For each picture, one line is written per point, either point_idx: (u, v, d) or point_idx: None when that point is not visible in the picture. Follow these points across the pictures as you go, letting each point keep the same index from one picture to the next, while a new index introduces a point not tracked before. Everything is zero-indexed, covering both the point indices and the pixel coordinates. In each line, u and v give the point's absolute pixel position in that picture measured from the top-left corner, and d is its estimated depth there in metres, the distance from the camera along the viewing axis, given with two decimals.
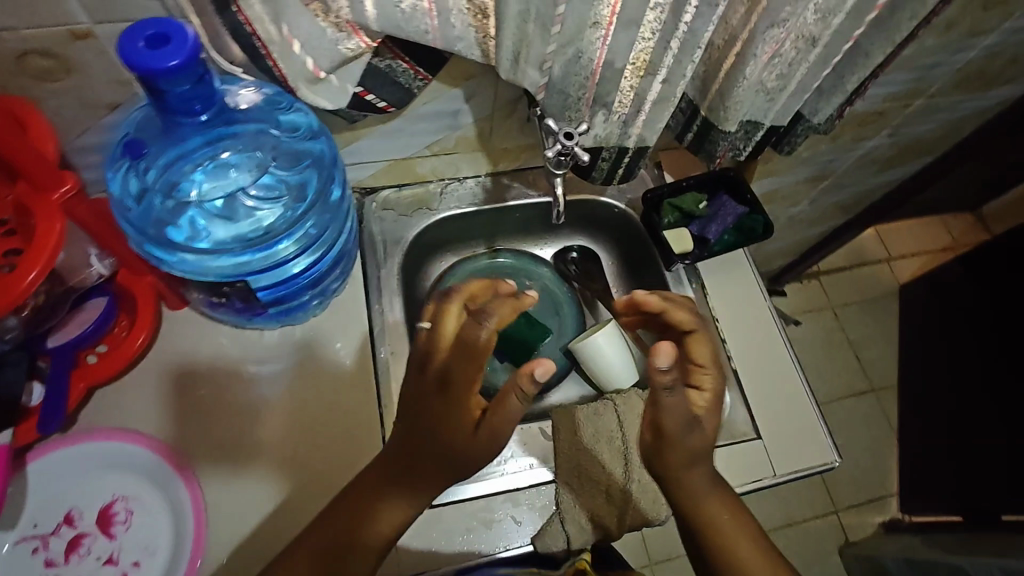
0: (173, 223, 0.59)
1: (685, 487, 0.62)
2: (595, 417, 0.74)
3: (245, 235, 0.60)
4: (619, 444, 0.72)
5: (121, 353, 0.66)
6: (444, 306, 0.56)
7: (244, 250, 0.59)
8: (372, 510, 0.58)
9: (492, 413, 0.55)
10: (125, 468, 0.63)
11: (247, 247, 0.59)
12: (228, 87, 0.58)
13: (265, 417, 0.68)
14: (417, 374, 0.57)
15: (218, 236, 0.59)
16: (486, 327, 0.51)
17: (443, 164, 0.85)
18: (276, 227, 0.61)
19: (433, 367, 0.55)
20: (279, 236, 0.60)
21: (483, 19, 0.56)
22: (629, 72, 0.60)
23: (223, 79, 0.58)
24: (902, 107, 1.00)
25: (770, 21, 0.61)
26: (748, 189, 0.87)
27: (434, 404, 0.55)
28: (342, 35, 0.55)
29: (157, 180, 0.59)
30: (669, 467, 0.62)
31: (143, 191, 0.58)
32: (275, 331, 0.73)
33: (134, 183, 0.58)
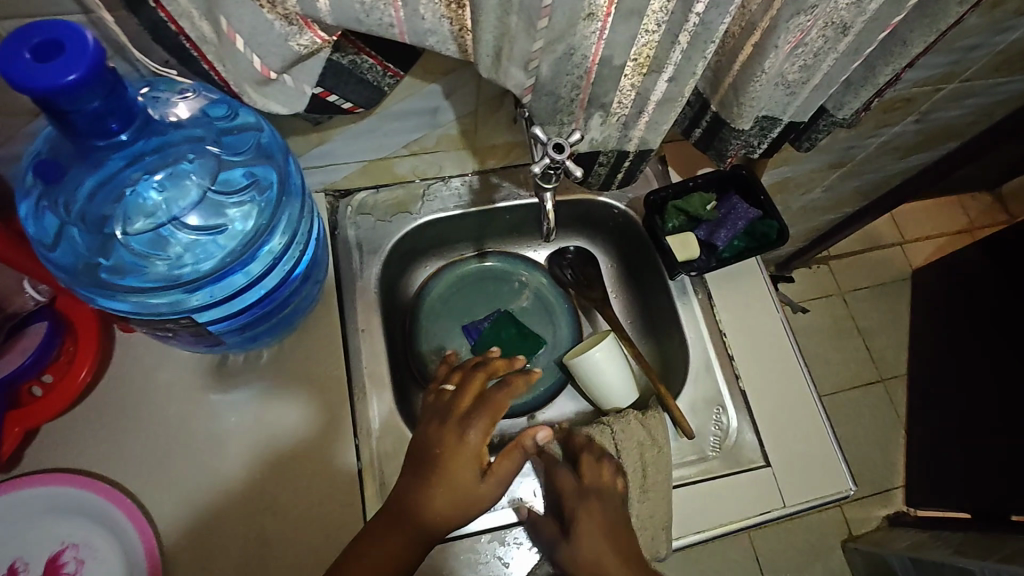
0: (104, 260, 0.51)
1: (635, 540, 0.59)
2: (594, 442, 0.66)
3: (193, 268, 0.53)
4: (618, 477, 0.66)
5: (62, 393, 0.60)
6: (471, 374, 0.60)
7: (215, 278, 0.53)
8: (378, 555, 0.52)
9: (496, 462, 0.56)
10: (73, 512, 0.58)
11: (233, 265, 0.53)
12: (157, 100, 0.51)
13: (230, 452, 0.63)
14: (428, 426, 0.56)
15: (173, 269, 0.52)
16: (501, 392, 0.57)
17: (424, 164, 0.77)
18: (254, 233, 0.54)
19: (452, 418, 0.56)
20: (257, 246, 0.54)
21: (458, 9, 0.47)
22: (629, 70, 0.52)
23: (148, 93, 0.51)
24: (932, 92, 0.90)
25: (796, 8, 0.52)
26: (762, 189, 0.79)
27: (439, 452, 0.54)
28: (292, 30, 0.46)
29: (79, 215, 0.50)
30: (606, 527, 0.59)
31: (61, 228, 0.50)
32: (239, 356, 0.67)
33: (50, 219, 0.50)
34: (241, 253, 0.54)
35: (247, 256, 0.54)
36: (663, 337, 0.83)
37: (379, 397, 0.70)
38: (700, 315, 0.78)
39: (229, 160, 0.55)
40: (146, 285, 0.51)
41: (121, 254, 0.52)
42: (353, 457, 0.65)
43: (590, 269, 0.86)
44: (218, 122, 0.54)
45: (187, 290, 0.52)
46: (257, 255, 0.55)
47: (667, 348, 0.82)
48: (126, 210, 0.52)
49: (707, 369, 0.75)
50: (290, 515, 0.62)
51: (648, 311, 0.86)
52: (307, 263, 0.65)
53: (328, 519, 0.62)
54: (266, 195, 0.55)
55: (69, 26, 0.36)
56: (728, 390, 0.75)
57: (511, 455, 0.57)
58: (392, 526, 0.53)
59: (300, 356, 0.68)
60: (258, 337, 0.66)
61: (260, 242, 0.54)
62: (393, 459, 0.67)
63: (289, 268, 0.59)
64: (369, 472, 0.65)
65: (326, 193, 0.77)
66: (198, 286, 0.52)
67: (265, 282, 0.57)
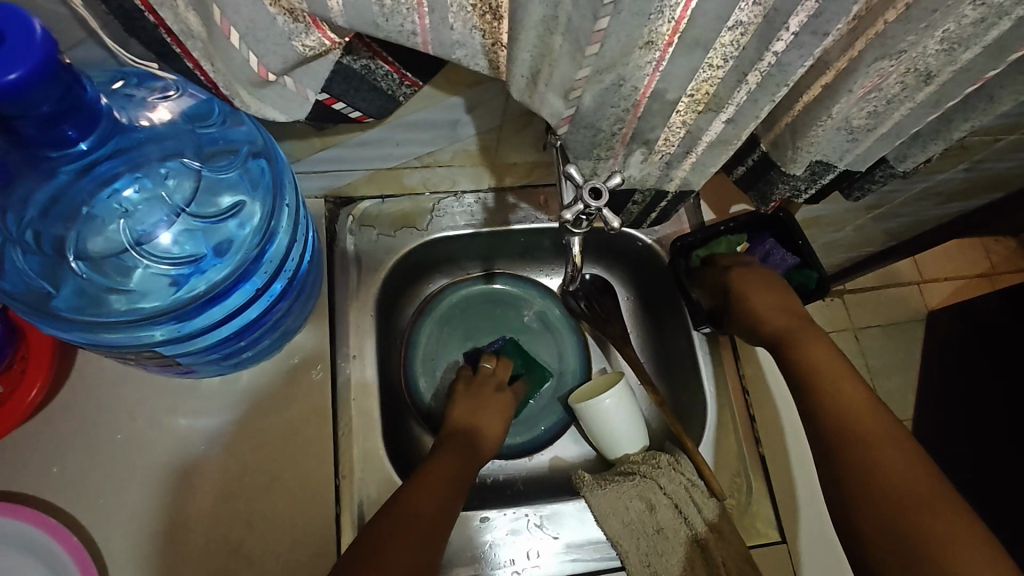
0: (66, 284, 0.45)
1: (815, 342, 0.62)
2: (638, 494, 0.64)
3: (169, 296, 0.47)
4: (672, 517, 0.63)
5: (8, 413, 0.53)
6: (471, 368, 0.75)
7: (220, 295, 0.48)
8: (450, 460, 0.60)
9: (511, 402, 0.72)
10: (13, 542, 0.52)
11: (237, 277, 0.48)
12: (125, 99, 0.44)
13: (196, 485, 0.57)
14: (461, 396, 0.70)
15: (165, 290, 0.47)
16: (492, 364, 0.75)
17: (436, 177, 0.70)
18: (256, 236, 0.49)
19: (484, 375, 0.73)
20: (259, 252, 0.49)
21: (494, 21, 0.40)
22: (684, 105, 0.46)
23: (114, 91, 0.43)
24: (991, 142, 0.83)
25: (883, 51, 0.44)
26: (803, 236, 0.70)
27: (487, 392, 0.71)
28: (298, 28, 0.38)
29: (38, 231, 0.44)
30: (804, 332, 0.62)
31: (5, 245, 0.44)
32: (214, 377, 0.60)
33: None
34: (244, 262, 0.48)
35: (250, 266, 0.48)
36: (680, 386, 0.76)
37: (364, 434, 0.63)
38: (724, 369, 0.72)
39: (212, 171, 0.48)
40: (132, 310, 0.46)
41: (81, 277, 0.46)
42: (331, 500, 0.59)
43: (608, 301, 0.78)
44: (201, 130, 0.48)
45: (159, 322, 0.46)
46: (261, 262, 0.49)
47: (681, 399, 0.76)
48: (86, 228, 0.45)
49: (725, 427, 0.70)
50: (257, 560, 0.56)
51: (667, 354, 0.79)
52: (303, 274, 0.59)
53: (297, 566, 0.57)
54: (256, 210, 0.49)
55: (13, 11, 0.29)
56: (746, 455, 0.68)
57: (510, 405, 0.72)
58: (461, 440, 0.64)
59: (282, 383, 0.61)
60: (239, 362, 0.60)
61: (264, 247, 0.49)
62: (376, 503, 0.61)
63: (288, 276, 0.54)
64: (347, 518, 0.59)
65: (326, 198, 0.69)
66: (199, 306, 0.47)
67: (268, 291, 0.52)
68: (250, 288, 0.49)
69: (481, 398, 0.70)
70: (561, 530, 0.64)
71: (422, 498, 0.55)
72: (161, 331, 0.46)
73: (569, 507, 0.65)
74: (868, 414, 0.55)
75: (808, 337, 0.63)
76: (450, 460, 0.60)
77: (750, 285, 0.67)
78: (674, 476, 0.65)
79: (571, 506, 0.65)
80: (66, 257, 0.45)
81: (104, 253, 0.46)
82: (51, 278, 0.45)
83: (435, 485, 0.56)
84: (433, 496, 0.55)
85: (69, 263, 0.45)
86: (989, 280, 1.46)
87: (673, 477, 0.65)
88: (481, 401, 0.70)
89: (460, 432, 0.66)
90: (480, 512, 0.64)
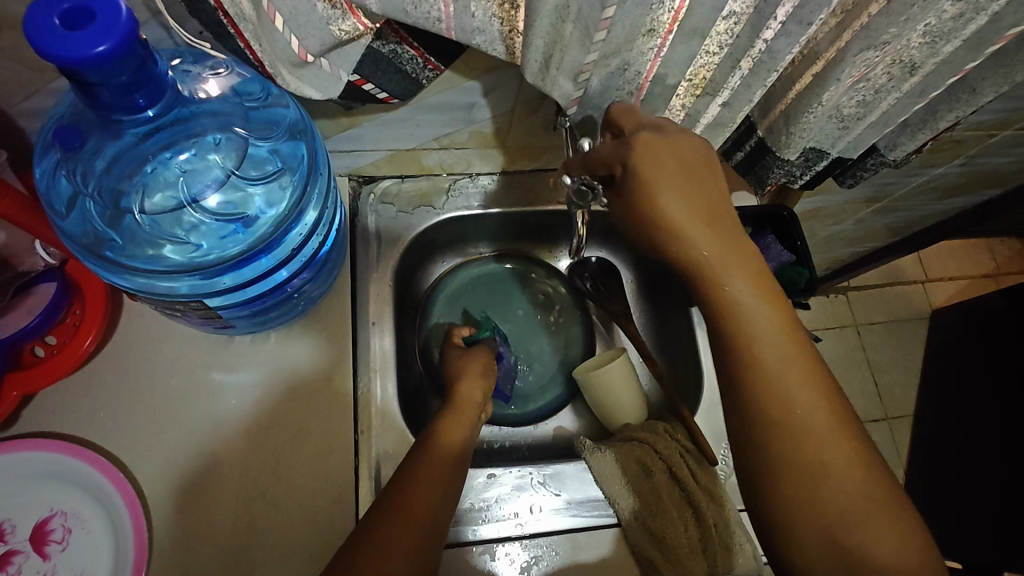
0: (114, 237, 0.50)
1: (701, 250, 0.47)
2: (647, 465, 0.68)
3: (197, 255, 0.52)
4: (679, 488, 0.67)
5: (65, 360, 0.58)
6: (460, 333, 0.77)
7: (245, 263, 0.53)
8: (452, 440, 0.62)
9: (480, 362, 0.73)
10: (63, 480, 0.57)
11: (261, 250, 0.53)
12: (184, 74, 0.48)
13: (227, 434, 0.63)
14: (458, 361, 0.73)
15: (196, 249, 0.52)
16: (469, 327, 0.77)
17: (452, 158, 0.75)
18: (281, 217, 0.54)
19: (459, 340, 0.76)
20: (283, 232, 0.54)
21: (512, 9, 0.44)
22: (683, 89, 0.50)
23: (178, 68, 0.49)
24: (984, 137, 0.86)
25: (868, 43, 0.48)
26: (800, 235, 0.75)
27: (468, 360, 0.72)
28: (335, 13, 0.43)
29: (98, 188, 0.49)
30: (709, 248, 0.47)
31: (74, 196, 0.49)
32: (245, 336, 0.65)
33: (63, 186, 0.49)
34: (268, 237, 0.53)
35: (273, 242, 0.54)
36: (678, 362, 0.80)
37: (381, 396, 0.68)
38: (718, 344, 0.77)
39: (256, 143, 0.53)
40: (163, 267, 0.51)
41: (131, 228, 0.51)
42: (351, 453, 0.64)
43: (613, 282, 0.82)
44: (251, 107, 0.52)
45: (185, 277, 0.51)
46: (284, 240, 0.54)
47: (679, 374, 0.80)
48: (140, 185, 0.50)
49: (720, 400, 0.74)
50: (283, 506, 0.61)
51: (667, 333, 0.83)
52: (327, 251, 0.65)
53: (320, 513, 0.62)
54: (287, 193, 0.54)
55: None
56: None
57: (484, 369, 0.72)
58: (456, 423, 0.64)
59: (306, 346, 0.66)
60: (267, 321, 0.66)
61: (287, 228, 0.54)
62: (392, 461, 0.66)
63: (309, 255, 0.59)
64: (365, 472, 0.64)
65: (349, 176, 0.75)
66: (223, 270, 0.52)
67: (291, 266, 0.57)
68: (268, 260, 0.54)
69: (463, 397, 0.68)
70: (562, 488, 0.68)
71: (422, 504, 0.54)
72: (187, 284, 0.51)
73: (572, 467, 0.69)
74: (792, 344, 0.48)
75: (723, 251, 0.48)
76: (454, 443, 0.62)
77: (684, 202, 0.47)
78: (677, 449, 0.69)
79: (571, 467, 0.69)
80: (119, 208, 0.50)
81: (153, 212, 0.51)
82: (104, 227, 0.50)
83: (436, 487, 0.56)
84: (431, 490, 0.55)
85: (122, 217, 0.50)
86: (993, 281, 1.53)
87: (678, 450, 0.68)
88: (458, 410, 0.66)
89: (444, 426, 0.63)
90: (487, 469, 0.69)
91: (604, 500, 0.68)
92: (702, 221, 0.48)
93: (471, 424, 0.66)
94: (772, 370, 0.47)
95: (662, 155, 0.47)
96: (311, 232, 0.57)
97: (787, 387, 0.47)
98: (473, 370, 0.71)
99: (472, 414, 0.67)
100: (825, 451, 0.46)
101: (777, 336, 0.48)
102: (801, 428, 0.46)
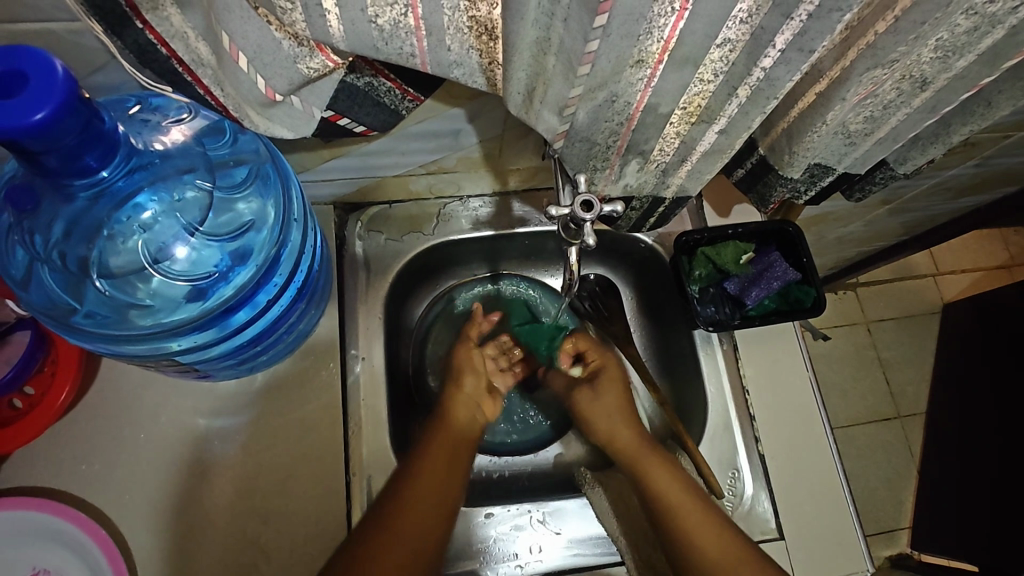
0: (86, 306, 0.51)
1: (606, 385, 0.72)
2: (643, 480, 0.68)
3: (195, 304, 0.53)
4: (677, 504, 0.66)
5: (40, 416, 0.56)
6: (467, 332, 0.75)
7: (244, 300, 0.54)
8: (445, 472, 0.59)
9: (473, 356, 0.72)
10: (49, 539, 0.56)
11: (259, 279, 0.54)
12: (142, 130, 0.49)
13: (214, 480, 0.61)
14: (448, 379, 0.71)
15: (189, 300, 0.53)
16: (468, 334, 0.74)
17: (440, 182, 0.72)
18: (272, 239, 0.54)
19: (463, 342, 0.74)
20: (277, 253, 0.54)
21: (490, 42, 0.41)
22: (676, 117, 0.47)
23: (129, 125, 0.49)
24: (1000, 138, 0.81)
25: (874, 61, 0.44)
26: (807, 251, 0.71)
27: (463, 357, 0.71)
28: (302, 51, 0.40)
29: (65, 257, 0.49)
30: (610, 377, 0.73)
31: (30, 265, 0.49)
32: (230, 380, 0.63)
33: (20, 255, 0.49)
34: (263, 264, 0.54)
35: (272, 265, 0.54)
36: (681, 384, 0.78)
37: (372, 435, 0.66)
38: (723, 366, 0.73)
39: (221, 181, 0.53)
40: (162, 324, 0.52)
41: (101, 293, 0.51)
42: (342, 496, 0.62)
43: (613, 301, 0.80)
44: (210, 150, 0.53)
45: (181, 334, 0.52)
46: (282, 258, 0.55)
47: (683, 397, 0.77)
48: (104, 247, 0.50)
49: (726, 427, 0.71)
50: (272, 553, 0.59)
51: (670, 353, 0.80)
52: (320, 268, 0.64)
53: (312, 558, 0.60)
54: (270, 211, 0.55)
55: (35, 53, 0.32)
56: (746, 455, 0.70)
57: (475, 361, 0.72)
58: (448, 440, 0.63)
59: (296, 385, 0.64)
60: (254, 366, 0.63)
61: (282, 245, 0.54)
62: None
63: (308, 267, 0.59)
64: (357, 514, 0.62)
65: (336, 205, 0.72)
66: (227, 311, 0.53)
67: (291, 290, 0.57)
68: (261, 301, 0.55)
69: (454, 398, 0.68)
70: (562, 526, 0.66)
71: (412, 531, 0.54)
72: (189, 339, 0.52)
73: (572, 505, 0.67)
74: (681, 495, 0.61)
75: (619, 382, 0.73)
76: (439, 457, 0.60)
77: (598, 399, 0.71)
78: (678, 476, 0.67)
79: (572, 504, 0.67)
80: (89, 274, 0.51)
81: (124, 270, 0.52)
82: (74, 294, 0.51)
83: (431, 518, 0.55)
84: (422, 521, 0.55)
85: (90, 281, 0.51)
86: (1007, 272, 1.48)
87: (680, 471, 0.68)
88: (443, 422, 0.65)
89: (435, 440, 0.62)
90: (484, 508, 0.66)
91: (606, 537, 0.65)
92: (611, 408, 0.71)
93: (462, 438, 0.64)
94: (678, 502, 0.61)
95: (608, 362, 0.74)
96: (299, 263, 0.57)
97: (658, 472, 0.64)
98: (474, 362, 0.71)
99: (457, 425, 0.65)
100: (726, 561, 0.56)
101: (659, 459, 0.65)
102: (713, 558, 0.57)
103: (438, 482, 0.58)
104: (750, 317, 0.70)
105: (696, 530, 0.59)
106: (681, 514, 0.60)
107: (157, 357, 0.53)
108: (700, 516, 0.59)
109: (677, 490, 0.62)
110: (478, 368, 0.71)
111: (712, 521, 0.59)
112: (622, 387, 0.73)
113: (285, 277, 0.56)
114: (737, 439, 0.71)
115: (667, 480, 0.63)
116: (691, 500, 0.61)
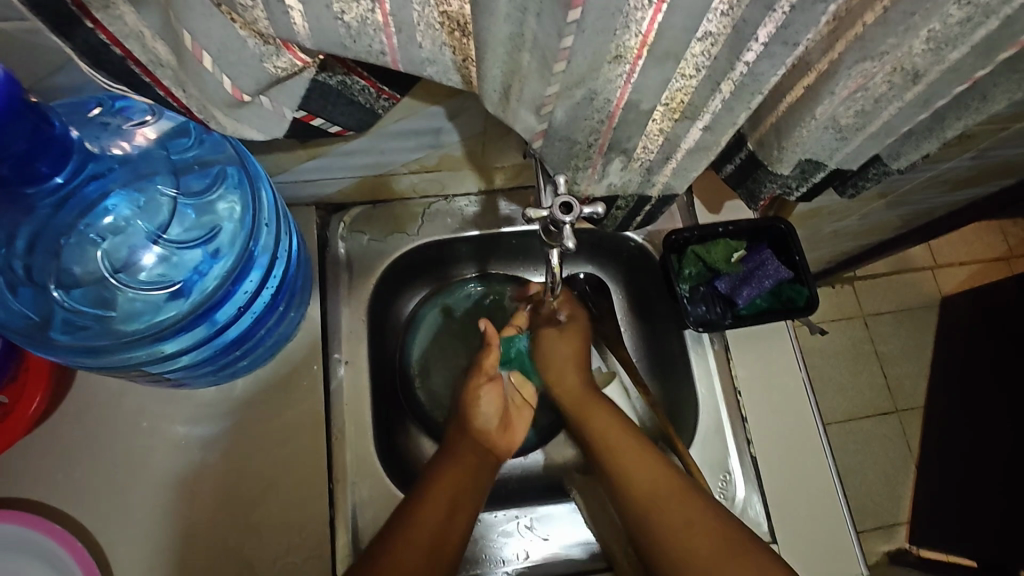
0: (54, 318, 0.51)
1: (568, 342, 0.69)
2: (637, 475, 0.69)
3: (168, 310, 0.53)
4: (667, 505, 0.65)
5: (11, 425, 0.55)
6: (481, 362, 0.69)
7: (221, 300, 0.53)
8: (446, 494, 0.57)
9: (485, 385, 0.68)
10: (24, 552, 0.55)
11: (233, 278, 0.53)
12: (103, 137, 0.51)
13: (192, 488, 0.59)
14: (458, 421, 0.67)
15: (162, 307, 0.53)
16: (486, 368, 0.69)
17: (424, 181, 0.71)
18: (244, 233, 0.54)
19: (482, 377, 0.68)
20: (250, 249, 0.54)
21: (463, 38, 0.39)
22: (659, 114, 0.45)
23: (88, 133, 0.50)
24: (997, 130, 0.79)
25: (864, 54, 0.43)
26: (800, 250, 0.69)
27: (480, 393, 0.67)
28: (269, 49, 0.39)
29: (31, 270, 0.50)
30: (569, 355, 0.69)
31: None
32: (209, 389, 0.62)
33: None
34: (236, 262, 0.53)
35: (245, 262, 0.53)
36: (673, 383, 0.77)
37: (356, 439, 0.65)
38: (714, 366, 0.72)
39: (185, 182, 0.54)
40: (136, 332, 0.52)
41: (67, 305, 0.51)
42: (325, 504, 0.60)
43: (603, 301, 0.79)
44: (173, 153, 0.54)
45: (160, 341, 0.52)
46: (256, 252, 0.54)
47: (674, 399, 0.76)
48: (70, 257, 0.52)
49: (718, 428, 0.70)
50: (252, 562, 0.58)
51: (661, 352, 0.79)
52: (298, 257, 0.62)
53: (293, 568, 0.58)
54: (238, 204, 0.54)
55: None
56: (738, 456, 0.69)
57: (490, 387, 0.68)
58: (462, 468, 0.61)
59: (277, 391, 0.63)
60: (235, 371, 0.62)
61: (254, 239, 0.54)
62: (370, 508, 0.63)
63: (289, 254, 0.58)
64: (341, 522, 0.61)
65: (318, 206, 0.71)
66: (203, 314, 0.53)
67: (271, 287, 0.56)
68: (232, 306, 0.54)
69: (464, 441, 0.64)
70: (550, 532, 0.65)
71: (417, 531, 0.53)
72: (171, 344, 0.52)
73: (562, 511, 0.65)
74: (624, 443, 0.62)
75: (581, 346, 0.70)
76: (442, 486, 0.58)
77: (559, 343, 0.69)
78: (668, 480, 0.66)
79: (560, 509, 0.66)
80: (52, 286, 0.51)
81: (91, 279, 0.52)
82: (40, 308, 0.51)
83: (433, 519, 0.55)
84: (422, 526, 0.54)
85: (57, 294, 0.51)
86: (1005, 264, 1.47)
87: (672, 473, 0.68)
88: (456, 459, 0.62)
89: (443, 469, 0.60)
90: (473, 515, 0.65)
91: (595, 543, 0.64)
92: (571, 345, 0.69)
93: (478, 478, 0.61)
94: (625, 456, 0.61)
95: (576, 310, 0.72)
96: (278, 255, 0.55)
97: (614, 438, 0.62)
98: (491, 396, 0.68)
99: (474, 466, 0.62)
100: (671, 496, 0.56)
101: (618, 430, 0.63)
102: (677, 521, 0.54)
103: (442, 509, 0.56)
104: (742, 318, 0.69)
105: (658, 494, 0.56)
106: (652, 493, 0.57)
107: (130, 369, 0.52)
108: (662, 479, 0.57)
109: (648, 472, 0.58)
110: (493, 401, 0.67)
111: (656, 465, 0.59)
112: (584, 338, 0.70)
113: (263, 268, 0.54)
114: (729, 441, 0.69)
115: (624, 452, 0.61)
116: (665, 481, 0.57)
